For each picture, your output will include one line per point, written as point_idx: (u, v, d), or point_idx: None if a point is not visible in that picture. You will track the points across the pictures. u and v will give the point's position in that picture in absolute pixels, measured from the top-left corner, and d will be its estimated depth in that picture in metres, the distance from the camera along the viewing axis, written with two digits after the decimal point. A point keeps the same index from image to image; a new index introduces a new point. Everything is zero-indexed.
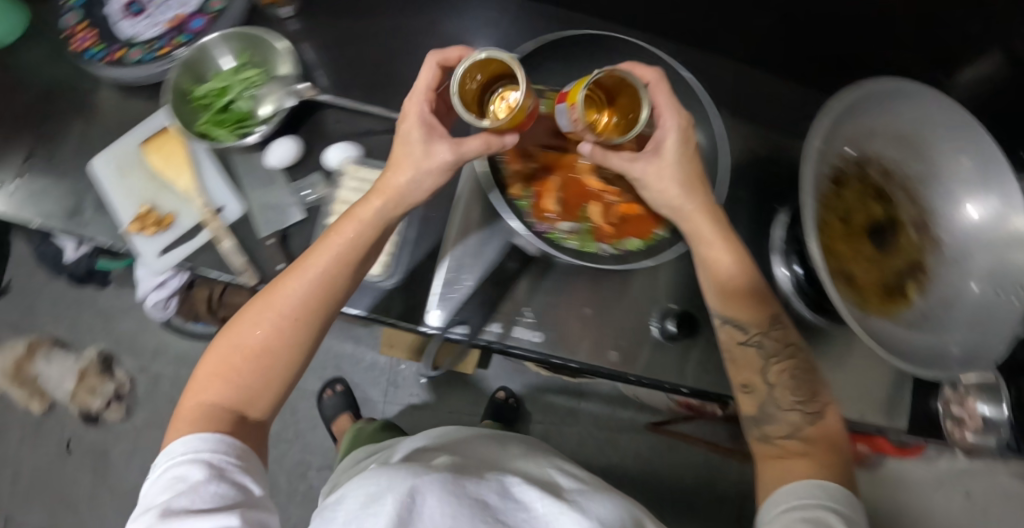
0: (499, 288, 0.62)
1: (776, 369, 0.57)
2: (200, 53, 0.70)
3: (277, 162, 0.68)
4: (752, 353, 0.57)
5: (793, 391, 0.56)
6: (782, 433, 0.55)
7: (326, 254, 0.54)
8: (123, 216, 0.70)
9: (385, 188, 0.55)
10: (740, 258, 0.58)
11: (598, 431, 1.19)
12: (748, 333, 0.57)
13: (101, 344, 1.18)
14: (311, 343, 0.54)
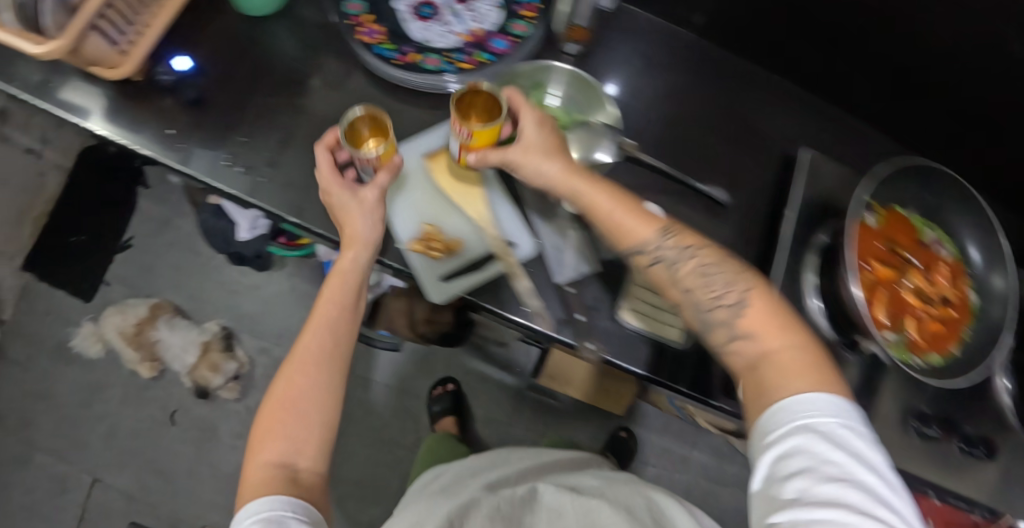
0: (780, 373, 0.65)
1: (695, 276, 0.53)
2: (522, 77, 0.68)
3: (579, 210, 0.66)
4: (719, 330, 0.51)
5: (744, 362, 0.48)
6: (728, 336, 0.49)
7: (327, 308, 0.56)
8: (402, 231, 0.64)
9: (353, 236, 0.58)
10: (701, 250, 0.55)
11: (708, 482, 1.17)
12: (657, 260, 0.54)
13: (222, 319, 1.14)
14: (331, 375, 0.55)
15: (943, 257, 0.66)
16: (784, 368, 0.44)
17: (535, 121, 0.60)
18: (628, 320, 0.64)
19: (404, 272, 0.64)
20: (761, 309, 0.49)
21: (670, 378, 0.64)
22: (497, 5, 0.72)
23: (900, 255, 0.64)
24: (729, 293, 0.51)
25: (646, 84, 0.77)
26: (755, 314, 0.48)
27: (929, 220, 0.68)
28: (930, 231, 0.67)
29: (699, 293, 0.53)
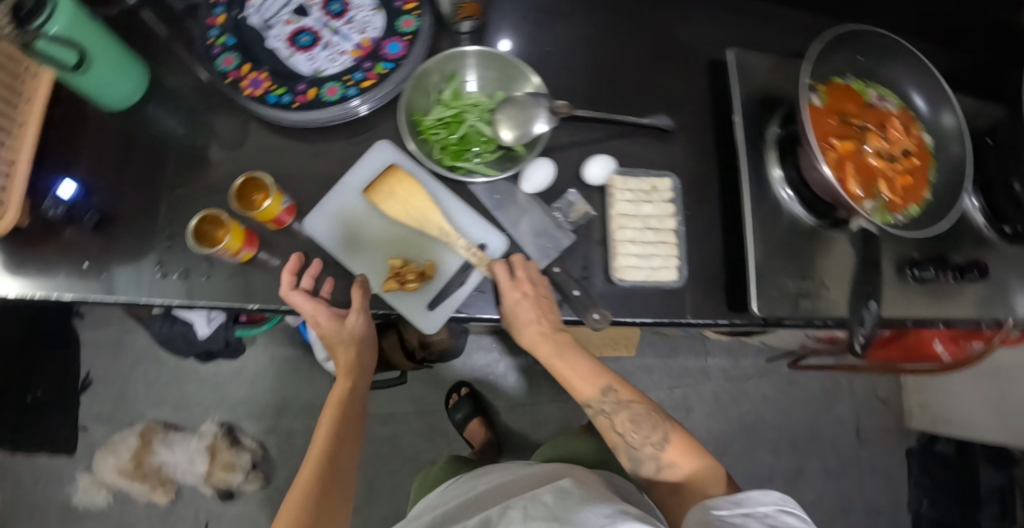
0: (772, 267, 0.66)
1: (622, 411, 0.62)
2: (418, 79, 0.63)
3: (535, 187, 0.64)
4: (603, 416, 0.63)
5: (640, 428, 0.62)
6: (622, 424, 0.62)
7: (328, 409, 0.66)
8: (372, 276, 0.64)
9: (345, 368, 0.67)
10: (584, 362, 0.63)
11: (728, 383, 1.22)
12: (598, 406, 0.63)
13: (218, 415, 1.08)
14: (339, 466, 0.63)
15: (887, 113, 0.67)
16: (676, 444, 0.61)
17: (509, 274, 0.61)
18: (623, 277, 0.63)
19: (391, 313, 0.64)
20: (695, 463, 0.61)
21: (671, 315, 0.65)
22: (375, 9, 0.69)
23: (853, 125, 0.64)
24: (655, 445, 0.61)
25: (558, 40, 0.73)
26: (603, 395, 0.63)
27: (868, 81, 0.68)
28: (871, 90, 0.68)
29: (630, 433, 0.62)
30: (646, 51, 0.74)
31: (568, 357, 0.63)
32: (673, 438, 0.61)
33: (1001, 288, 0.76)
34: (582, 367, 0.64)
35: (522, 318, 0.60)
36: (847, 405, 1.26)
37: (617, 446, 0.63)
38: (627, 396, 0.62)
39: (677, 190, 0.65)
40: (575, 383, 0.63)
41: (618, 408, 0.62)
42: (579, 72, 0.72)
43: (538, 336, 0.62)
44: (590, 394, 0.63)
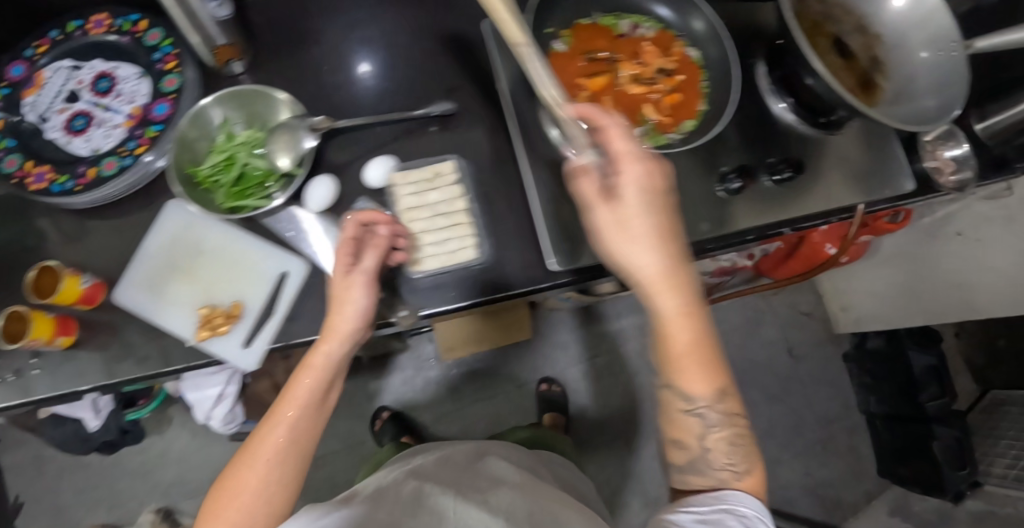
0: None
1: (714, 434, 0.53)
2: (186, 127, 0.64)
3: (319, 206, 0.66)
4: (692, 417, 0.53)
5: (727, 455, 0.52)
6: (703, 418, 0.53)
7: (292, 405, 0.55)
8: (186, 329, 0.66)
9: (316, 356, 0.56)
10: (698, 337, 0.51)
11: (646, 338, 1.25)
12: (691, 406, 0.52)
13: (153, 503, 1.07)
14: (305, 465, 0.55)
15: (641, 40, 0.66)
16: (718, 450, 0.52)
17: (637, 185, 0.49)
18: (421, 269, 0.63)
19: (210, 360, 0.66)
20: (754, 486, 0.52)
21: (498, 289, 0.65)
22: (141, 76, 0.70)
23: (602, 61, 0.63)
24: (733, 468, 0.52)
25: (329, 55, 0.74)
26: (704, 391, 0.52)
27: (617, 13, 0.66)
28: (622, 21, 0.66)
29: (718, 455, 0.52)
30: (421, 43, 0.75)
31: (666, 294, 0.50)
32: (752, 469, 0.52)
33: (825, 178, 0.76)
34: (698, 332, 0.51)
35: (632, 239, 0.49)
36: (773, 327, 1.31)
37: (687, 448, 0.54)
38: (733, 408, 0.53)
39: (458, 170, 0.66)
40: (687, 362, 0.51)
41: (716, 420, 0.52)
42: (359, 82, 0.74)
43: (653, 277, 0.50)
44: (712, 382, 0.52)
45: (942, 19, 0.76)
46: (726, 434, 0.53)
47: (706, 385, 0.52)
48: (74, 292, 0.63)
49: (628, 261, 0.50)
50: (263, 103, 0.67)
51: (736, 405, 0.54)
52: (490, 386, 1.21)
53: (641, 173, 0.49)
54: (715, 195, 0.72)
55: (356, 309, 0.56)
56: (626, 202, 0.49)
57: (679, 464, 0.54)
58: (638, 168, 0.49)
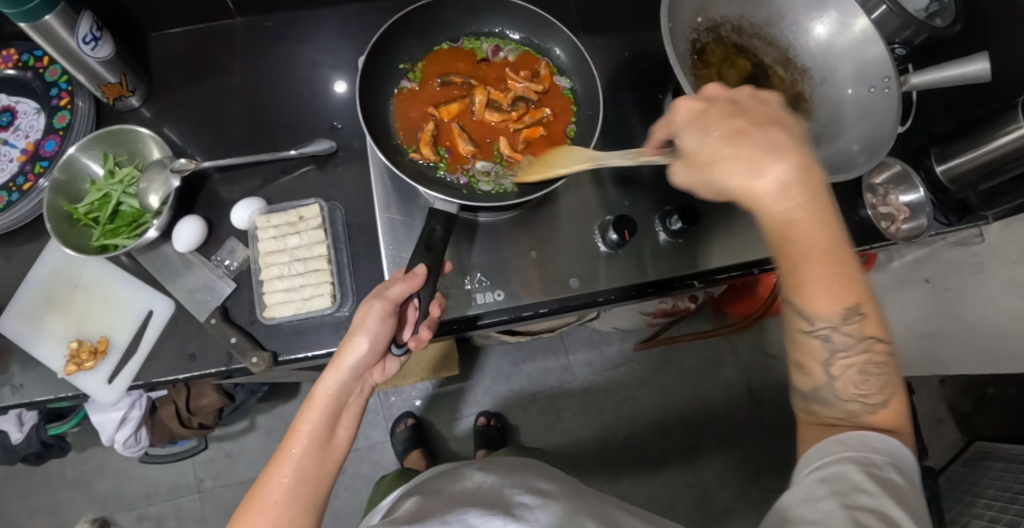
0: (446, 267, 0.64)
1: (842, 359, 0.44)
2: (65, 168, 0.67)
3: (187, 244, 0.66)
4: (819, 340, 0.45)
5: (858, 389, 0.44)
6: (826, 354, 0.45)
7: (301, 435, 0.48)
8: (56, 362, 0.67)
9: (343, 367, 0.51)
10: (819, 249, 0.42)
11: (595, 375, 1.20)
12: (815, 328, 0.44)
13: (90, 513, 1.09)
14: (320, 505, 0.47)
15: (504, 64, 0.66)
16: (872, 380, 0.44)
17: (693, 122, 0.46)
18: (273, 315, 0.62)
19: (79, 393, 0.67)
20: (894, 408, 0.44)
21: None
22: (38, 112, 0.72)
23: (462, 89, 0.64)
24: (875, 395, 0.44)
25: (222, 93, 0.75)
26: (846, 320, 0.43)
27: (482, 37, 0.66)
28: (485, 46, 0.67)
29: (846, 386, 0.44)
30: (312, 81, 0.76)
31: (793, 214, 0.42)
32: (896, 402, 0.44)
33: (733, 226, 0.70)
34: (828, 253, 0.42)
35: (726, 158, 0.43)
36: (733, 369, 1.22)
37: (811, 378, 0.46)
38: (871, 330, 0.44)
39: (323, 214, 0.65)
40: (814, 278, 0.43)
41: (847, 344, 0.44)
42: (252, 119, 0.75)
43: (774, 201, 0.42)
44: (819, 306, 0.43)
45: (874, 50, 0.67)
46: (872, 355, 0.44)
47: (813, 304, 0.43)
48: None
49: (732, 182, 0.43)
50: (144, 142, 0.69)
51: (878, 328, 0.44)
52: (422, 418, 1.16)
53: (694, 109, 0.47)
54: (595, 245, 0.67)
55: (364, 344, 0.51)
56: (693, 147, 0.46)
57: (806, 392, 0.46)
58: (688, 103, 0.48)
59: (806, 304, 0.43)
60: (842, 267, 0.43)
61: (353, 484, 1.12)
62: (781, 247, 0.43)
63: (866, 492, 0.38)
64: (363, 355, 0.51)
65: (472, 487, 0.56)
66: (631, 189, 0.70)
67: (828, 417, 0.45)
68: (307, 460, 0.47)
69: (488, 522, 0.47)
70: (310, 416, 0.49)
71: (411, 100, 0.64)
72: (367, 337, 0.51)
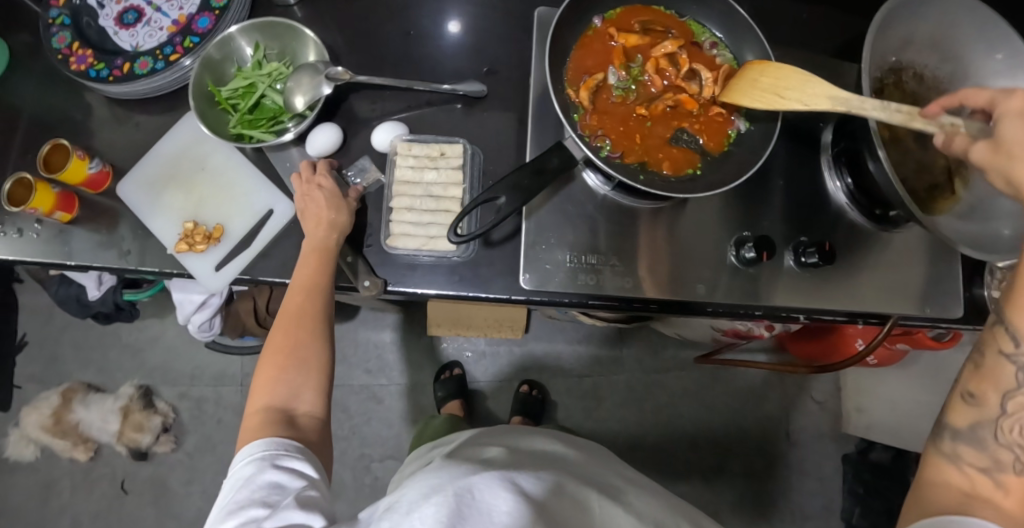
0: (576, 241, 0.61)
1: (1022, 396, 0.42)
2: (219, 48, 0.67)
3: (320, 149, 0.66)
4: (1015, 369, 0.42)
5: (1023, 436, 0.42)
6: (1012, 385, 0.42)
7: (300, 284, 0.57)
8: (168, 237, 0.68)
9: (320, 219, 0.59)
10: None
11: (643, 375, 1.20)
12: (1017, 352, 0.42)
13: (136, 379, 1.14)
14: (326, 337, 0.56)
15: (709, 62, 0.59)
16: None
17: (1018, 116, 0.47)
18: (394, 245, 0.61)
19: (183, 273, 0.68)
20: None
21: (474, 291, 0.62)
22: None
23: (652, 57, 0.57)
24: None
25: (379, 10, 0.73)
26: None
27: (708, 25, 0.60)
28: (707, 38, 0.60)
29: (1011, 429, 0.42)
30: (472, 18, 0.73)
31: None
32: None
33: (857, 275, 0.69)
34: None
35: None
36: (777, 404, 1.21)
37: (978, 407, 0.43)
38: None
39: (466, 155, 0.64)
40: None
41: None
42: (404, 43, 0.72)
43: None
44: None
45: None
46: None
47: None
48: (74, 177, 0.66)
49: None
50: (300, 43, 0.68)
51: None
52: (466, 372, 1.17)
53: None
54: (725, 256, 0.65)
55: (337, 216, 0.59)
56: (1013, 136, 0.47)
57: (960, 427, 0.43)
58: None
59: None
60: None
61: (387, 417, 1.14)
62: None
63: None
64: (320, 210, 0.59)
65: (553, 455, 0.55)
66: (767, 210, 0.68)
67: (970, 466, 0.42)
68: (308, 305, 0.56)
69: (578, 491, 0.47)
70: (310, 266, 0.57)
71: (595, 44, 0.57)
72: (335, 208, 0.59)
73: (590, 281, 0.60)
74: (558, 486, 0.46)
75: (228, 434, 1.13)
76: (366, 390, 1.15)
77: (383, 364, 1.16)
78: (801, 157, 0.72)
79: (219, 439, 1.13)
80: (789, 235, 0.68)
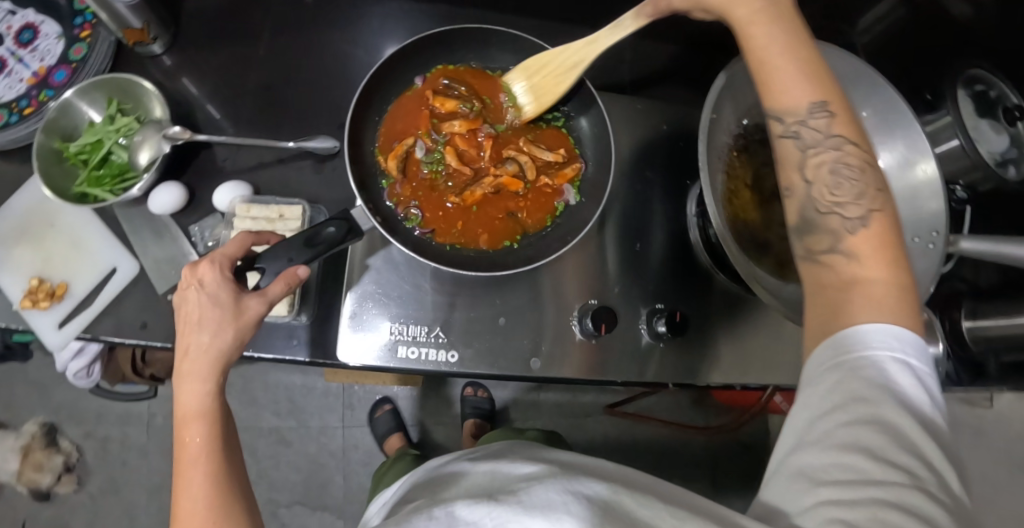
0: (403, 312, 0.60)
1: (817, 152, 0.43)
2: (61, 109, 0.66)
3: (161, 211, 0.65)
4: (795, 144, 0.43)
5: (835, 198, 0.43)
6: (809, 152, 0.43)
7: (196, 464, 0.42)
8: (13, 293, 0.66)
9: (211, 343, 0.46)
10: (789, 43, 0.43)
11: (563, 419, 1.18)
12: (788, 124, 0.43)
13: (42, 417, 1.11)
14: (246, 490, 0.44)
15: (532, 133, 0.63)
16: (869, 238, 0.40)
17: None
18: None
19: (29, 330, 0.67)
20: (877, 227, 0.41)
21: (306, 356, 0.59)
22: (59, 37, 0.71)
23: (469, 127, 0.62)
24: (854, 204, 0.42)
25: (244, 60, 0.72)
26: (839, 121, 0.42)
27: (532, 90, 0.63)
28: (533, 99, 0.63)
29: (824, 198, 0.43)
30: (339, 71, 0.72)
31: (770, 38, 0.43)
32: (875, 220, 0.41)
33: (715, 345, 0.66)
34: (797, 48, 0.43)
35: None
36: (701, 448, 1.19)
37: (792, 195, 0.45)
38: (844, 123, 0.42)
39: (305, 217, 0.63)
40: (781, 72, 0.43)
41: (820, 133, 0.42)
42: (267, 96, 0.71)
43: (754, 22, 0.44)
44: (786, 100, 0.43)
45: (932, 204, 0.61)
46: (842, 155, 0.43)
47: (781, 99, 0.43)
48: None
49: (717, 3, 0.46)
50: (147, 96, 0.67)
51: (848, 128, 0.43)
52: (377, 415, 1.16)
53: None
54: (571, 330, 0.63)
55: (214, 343, 0.46)
56: None
57: (794, 226, 0.44)
58: None
59: (781, 102, 0.43)
60: (811, 67, 0.43)
61: (295, 460, 1.12)
62: (747, 49, 0.44)
63: (880, 459, 0.34)
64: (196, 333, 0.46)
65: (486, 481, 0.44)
66: (627, 276, 0.66)
67: (819, 254, 0.42)
68: (216, 490, 0.42)
69: (473, 513, 0.35)
70: (199, 433, 0.44)
71: (413, 110, 0.62)
72: (215, 328, 0.46)
73: (419, 352, 0.59)
74: (452, 520, 0.35)
75: (133, 476, 1.11)
76: (275, 432, 1.13)
77: (293, 406, 1.14)
78: (670, 216, 0.69)
79: (124, 480, 1.11)
80: (648, 301, 0.66)
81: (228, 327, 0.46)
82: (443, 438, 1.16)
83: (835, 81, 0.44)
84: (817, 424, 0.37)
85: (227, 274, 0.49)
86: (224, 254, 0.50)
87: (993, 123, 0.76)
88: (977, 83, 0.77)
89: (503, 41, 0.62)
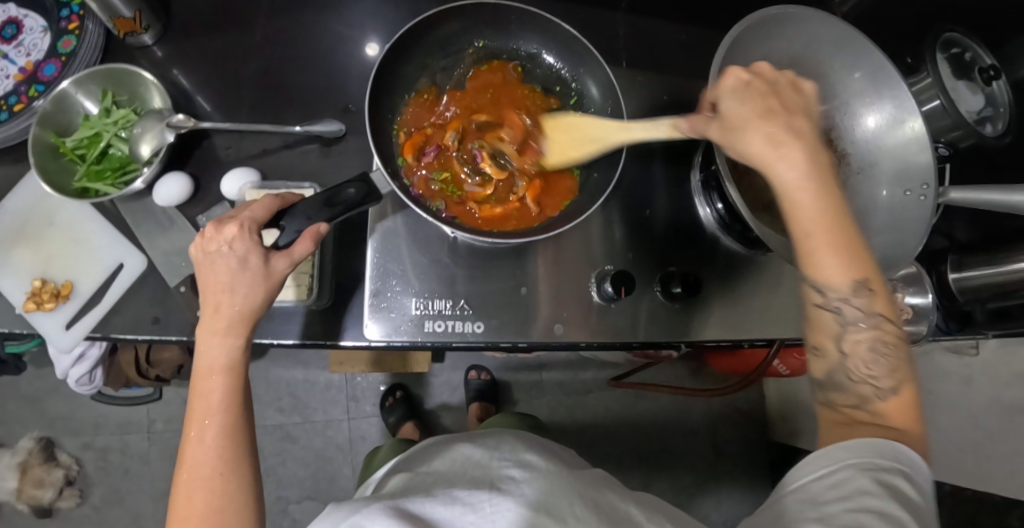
0: (426, 287, 0.61)
1: (853, 333, 0.49)
2: (56, 103, 0.64)
3: (167, 203, 0.64)
4: (830, 314, 0.49)
5: (868, 367, 0.48)
6: (857, 333, 0.49)
7: (207, 418, 0.46)
8: (13, 296, 0.64)
9: (229, 298, 0.47)
10: (824, 195, 0.48)
11: (565, 397, 1.20)
12: (827, 298, 0.49)
13: (36, 432, 1.08)
14: (251, 432, 0.48)
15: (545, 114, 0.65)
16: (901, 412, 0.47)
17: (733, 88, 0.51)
18: None
19: (32, 332, 0.65)
20: (903, 396, 0.47)
21: (331, 336, 0.60)
22: (44, 31, 0.69)
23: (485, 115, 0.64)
24: (885, 376, 0.48)
25: (239, 48, 0.71)
26: (875, 300, 0.48)
27: (537, 67, 0.66)
28: (540, 76, 0.66)
29: (858, 367, 0.48)
30: (337, 54, 0.72)
31: (808, 197, 0.48)
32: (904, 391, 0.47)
33: (724, 306, 0.68)
34: (830, 222, 0.48)
35: (775, 142, 0.49)
36: (700, 416, 1.23)
37: (823, 357, 0.50)
38: (879, 307, 0.48)
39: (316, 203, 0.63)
40: (820, 252, 0.48)
41: (859, 319, 0.48)
42: (266, 84, 0.70)
43: (789, 174, 0.48)
44: (830, 281, 0.48)
45: (921, 158, 0.61)
46: (879, 337, 0.48)
47: (821, 277, 0.49)
48: None
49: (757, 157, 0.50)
50: (146, 87, 0.66)
51: (885, 308, 0.48)
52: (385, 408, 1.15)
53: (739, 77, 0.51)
54: (589, 296, 0.64)
55: (244, 301, 0.47)
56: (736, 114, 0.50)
57: (821, 376, 0.50)
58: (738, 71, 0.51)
59: (816, 269, 0.48)
60: (850, 243, 0.48)
61: (303, 456, 1.11)
62: (792, 216, 0.49)
63: None
64: (220, 291, 0.47)
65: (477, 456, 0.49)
66: (639, 242, 0.68)
67: (843, 405, 0.49)
68: (226, 446, 0.46)
69: (471, 495, 0.41)
70: (219, 386, 0.47)
71: (433, 93, 0.64)
72: (241, 291, 0.47)
73: (443, 325, 0.60)
74: (451, 497, 0.41)
75: (136, 484, 1.09)
76: (280, 429, 1.11)
77: (297, 402, 1.13)
78: (675, 185, 0.71)
79: (126, 490, 1.08)
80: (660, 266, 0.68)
81: (257, 290, 0.48)
82: (450, 422, 1.17)
83: (870, 257, 0.49)
84: (836, 493, 0.42)
85: (254, 237, 0.48)
86: (252, 217, 0.49)
87: (969, 84, 0.79)
88: (953, 47, 0.79)
89: (521, 19, 0.62)
